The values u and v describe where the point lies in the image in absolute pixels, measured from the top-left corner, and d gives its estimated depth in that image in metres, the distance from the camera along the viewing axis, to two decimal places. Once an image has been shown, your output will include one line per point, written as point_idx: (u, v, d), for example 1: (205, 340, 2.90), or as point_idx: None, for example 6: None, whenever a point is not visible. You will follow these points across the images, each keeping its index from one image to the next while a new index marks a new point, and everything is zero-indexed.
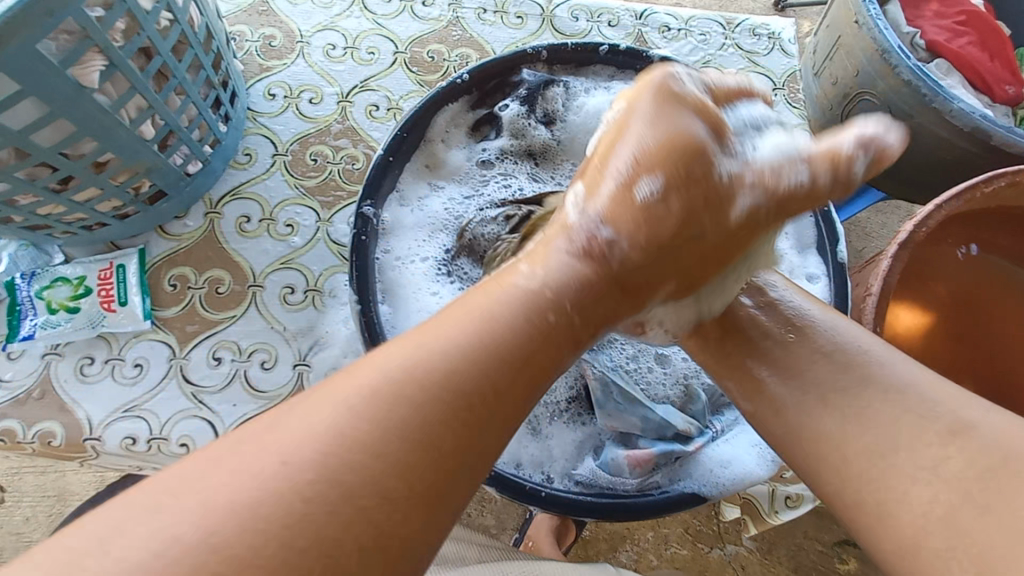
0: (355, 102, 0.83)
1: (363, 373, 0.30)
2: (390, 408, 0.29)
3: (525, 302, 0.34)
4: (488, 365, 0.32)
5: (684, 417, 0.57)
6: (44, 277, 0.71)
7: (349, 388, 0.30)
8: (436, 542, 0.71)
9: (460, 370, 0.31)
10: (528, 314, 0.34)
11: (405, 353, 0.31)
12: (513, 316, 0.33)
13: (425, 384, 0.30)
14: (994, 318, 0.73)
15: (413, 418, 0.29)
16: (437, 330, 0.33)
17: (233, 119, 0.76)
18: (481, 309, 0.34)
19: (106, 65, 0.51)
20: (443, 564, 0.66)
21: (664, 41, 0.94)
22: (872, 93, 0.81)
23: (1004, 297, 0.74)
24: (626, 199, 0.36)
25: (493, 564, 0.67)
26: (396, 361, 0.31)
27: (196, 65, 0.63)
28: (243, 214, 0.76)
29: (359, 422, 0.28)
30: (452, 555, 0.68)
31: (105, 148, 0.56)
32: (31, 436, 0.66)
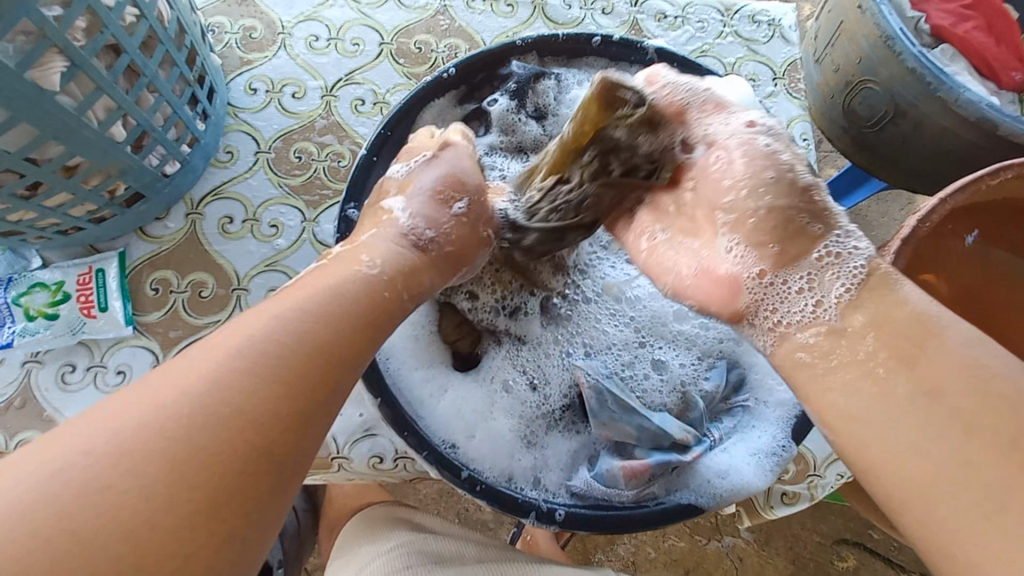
0: (340, 96, 0.80)
1: (201, 363, 0.34)
2: (259, 368, 0.35)
3: (363, 279, 0.42)
4: (331, 331, 0.38)
5: (681, 426, 0.55)
6: (21, 282, 0.69)
7: (226, 352, 0.35)
8: (433, 539, 0.70)
9: (309, 326, 0.38)
10: (369, 290, 0.42)
11: (269, 322, 0.37)
12: (350, 295, 0.41)
13: (263, 361, 0.35)
14: (992, 307, 0.72)
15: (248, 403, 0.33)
16: (290, 296, 0.39)
17: (212, 116, 0.73)
18: (318, 285, 0.41)
19: (68, 66, 0.48)
20: (440, 562, 0.65)
21: (660, 30, 0.91)
22: (873, 81, 0.78)
23: (995, 289, 0.73)
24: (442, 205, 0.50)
25: (492, 565, 0.66)
26: (259, 328, 0.36)
27: (169, 62, 0.61)
28: (226, 214, 0.74)
29: (204, 407, 0.32)
30: (451, 552, 0.68)
31: (73, 151, 0.54)
32: (14, 445, 0.65)
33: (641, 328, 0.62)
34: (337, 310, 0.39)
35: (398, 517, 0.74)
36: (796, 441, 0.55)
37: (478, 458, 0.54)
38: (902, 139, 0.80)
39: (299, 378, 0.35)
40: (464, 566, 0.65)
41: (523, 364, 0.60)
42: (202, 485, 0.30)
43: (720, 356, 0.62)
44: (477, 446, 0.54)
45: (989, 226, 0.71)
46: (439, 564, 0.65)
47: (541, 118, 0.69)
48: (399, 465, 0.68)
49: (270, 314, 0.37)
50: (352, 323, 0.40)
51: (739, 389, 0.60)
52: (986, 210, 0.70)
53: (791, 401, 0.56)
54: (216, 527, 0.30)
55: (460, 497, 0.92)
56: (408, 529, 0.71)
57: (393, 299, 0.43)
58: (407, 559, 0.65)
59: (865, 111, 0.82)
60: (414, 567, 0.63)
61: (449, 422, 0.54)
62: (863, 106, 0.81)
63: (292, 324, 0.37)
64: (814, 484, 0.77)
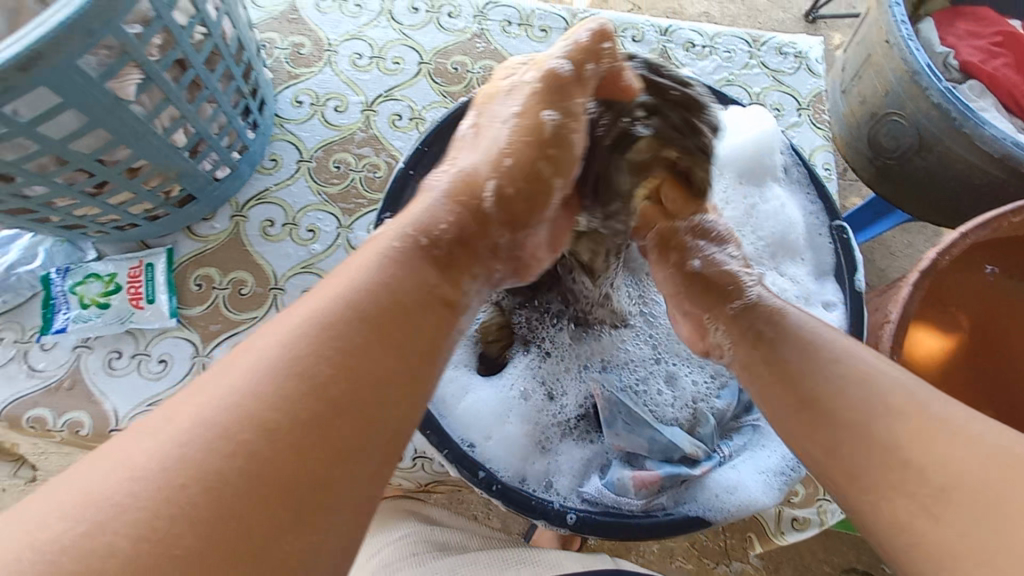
0: (379, 111, 0.85)
1: (252, 350, 0.34)
2: (325, 337, 0.35)
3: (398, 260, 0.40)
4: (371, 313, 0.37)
5: (691, 440, 0.57)
6: (77, 272, 0.74)
7: (285, 328, 0.35)
8: (442, 531, 0.72)
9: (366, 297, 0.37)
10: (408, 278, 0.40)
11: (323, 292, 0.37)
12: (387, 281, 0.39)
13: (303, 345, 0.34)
14: (1014, 348, 0.72)
15: (289, 386, 0.33)
16: (341, 278, 0.39)
17: (261, 126, 0.78)
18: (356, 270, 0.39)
19: (142, 78, 0.53)
20: (445, 551, 0.67)
21: (688, 58, 0.94)
22: (899, 114, 0.80)
23: (1011, 318, 0.73)
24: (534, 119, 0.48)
25: (494, 550, 0.68)
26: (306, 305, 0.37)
27: (227, 76, 0.66)
28: (267, 218, 0.78)
29: (248, 393, 0.32)
30: (455, 543, 0.70)
31: (138, 155, 0.58)
32: (61, 424, 0.70)
33: (659, 346, 0.65)
34: (378, 301, 0.38)
35: (408, 510, 0.76)
36: (805, 463, 0.56)
37: (495, 459, 0.56)
38: (927, 173, 0.81)
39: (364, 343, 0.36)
40: (466, 552, 0.67)
41: (542, 375, 0.63)
42: (253, 465, 0.30)
43: (732, 376, 0.63)
44: (493, 446, 0.57)
45: (1008, 257, 0.71)
46: (444, 552, 0.67)
47: None
48: (418, 464, 0.70)
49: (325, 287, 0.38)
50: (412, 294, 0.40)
51: (750, 409, 0.62)
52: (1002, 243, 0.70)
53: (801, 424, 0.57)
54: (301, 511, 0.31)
55: (469, 504, 0.94)
56: (417, 520, 0.73)
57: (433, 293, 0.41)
58: (415, 547, 0.67)
59: (891, 142, 0.83)
60: (421, 554, 0.66)
61: (469, 422, 0.57)
62: (888, 138, 0.83)
63: (333, 306, 0.36)
64: (824, 510, 0.77)
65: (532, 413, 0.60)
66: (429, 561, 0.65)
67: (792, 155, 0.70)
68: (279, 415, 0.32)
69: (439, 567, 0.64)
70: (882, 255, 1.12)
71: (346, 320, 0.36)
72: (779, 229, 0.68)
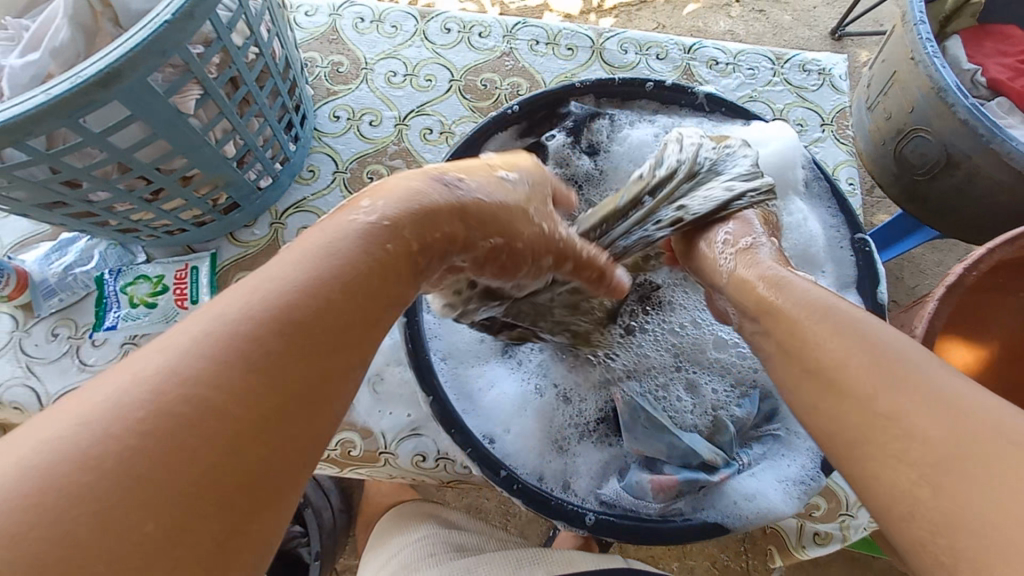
0: (411, 125, 0.89)
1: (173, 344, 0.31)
2: (282, 319, 0.33)
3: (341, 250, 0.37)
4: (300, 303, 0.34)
5: (710, 447, 0.58)
6: (128, 274, 0.79)
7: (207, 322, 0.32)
8: (461, 533, 0.74)
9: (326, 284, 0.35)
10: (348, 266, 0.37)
11: (252, 288, 0.34)
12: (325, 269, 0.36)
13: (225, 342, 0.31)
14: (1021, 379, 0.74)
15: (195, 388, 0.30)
16: (282, 264, 0.36)
17: (301, 139, 0.82)
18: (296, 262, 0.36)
19: (201, 94, 0.58)
20: (462, 552, 0.69)
21: (711, 75, 0.96)
22: (926, 130, 0.80)
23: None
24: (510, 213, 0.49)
25: (511, 550, 0.69)
26: (271, 276, 0.35)
27: (274, 92, 0.70)
28: (304, 225, 0.83)
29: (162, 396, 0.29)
30: (472, 544, 0.71)
31: (192, 164, 0.63)
32: None
33: (681, 354, 0.66)
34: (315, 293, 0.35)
35: (429, 513, 0.78)
36: (824, 473, 0.56)
37: (514, 458, 0.58)
38: (955, 189, 0.81)
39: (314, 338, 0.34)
40: (481, 552, 0.69)
41: (558, 380, 0.64)
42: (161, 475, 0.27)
43: (753, 386, 0.64)
44: (512, 442, 0.58)
45: None
46: (461, 551, 0.69)
47: (593, 154, 0.75)
48: (440, 465, 0.72)
49: (296, 256, 0.37)
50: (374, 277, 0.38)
51: (770, 418, 0.62)
52: None
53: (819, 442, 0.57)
54: (227, 544, 0.29)
55: (488, 513, 0.96)
56: (436, 522, 0.75)
57: (377, 289, 0.38)
58: (432, 548, 0.69)
59: (917, 158, 0.83)
60: (438, 555, 0.68)
61: (489, 419, 0.59)
62: (914, 154, 0.83)
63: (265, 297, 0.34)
64: (846, 527, 0.77)
65: (551, 414, 0.62)
66: (447, 561, 0.67)
67: (814, 169, 0.71)
68: (214, 410, 0.29)
69: (455, 566, 0.65)
70: (908, 272, 1.11)
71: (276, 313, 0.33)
72: (803, 243, 0.68)
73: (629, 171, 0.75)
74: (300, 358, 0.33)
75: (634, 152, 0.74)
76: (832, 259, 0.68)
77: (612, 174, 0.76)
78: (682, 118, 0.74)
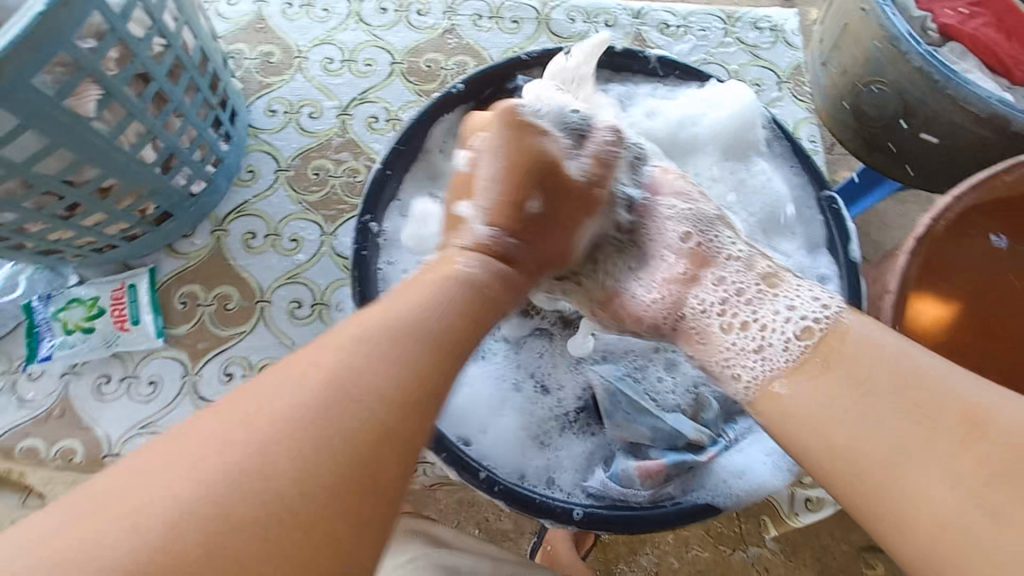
0: (355, 114, 0.84)
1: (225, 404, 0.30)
2: (412, 348, 0.35)
3: (462, 276, 0.41)
4: (425, 330, 0.36)
5: (695, 426, 0.56)
6: (59, 299, 0.72)
7: (325, 355, 0.33)
8: (453, 550, 0.63)
9: (443, 327, 0.37)
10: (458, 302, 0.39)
11: (359, 327, 0.35)
12: (431, 306, 0.38)
13: (357, 391, 0.31)
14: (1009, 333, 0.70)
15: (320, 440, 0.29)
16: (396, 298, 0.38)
17: (235, 137, 0.77)
18: (421, 291, 0.39)
19: (103, 94, 0.53)
20: None
21: (663, 40, 0.93)
22: (880, 81, 0.78)
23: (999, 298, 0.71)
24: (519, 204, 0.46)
25: None
26: (371, 320, 0.36)
27: (194, 87, 0.65)
28: (249, 230, 0.77)
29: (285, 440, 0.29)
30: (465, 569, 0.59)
31: (106, 173, 0.58)
32: (52, 454, 0.68)
33: None
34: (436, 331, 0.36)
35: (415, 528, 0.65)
36: None
37: (493, 457, 0.55)
38: (913, 138, 0.79)
39: (431, 371, 0.34)
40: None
41: (542, 376, 0.60)
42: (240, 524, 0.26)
43: None
44: (488, 443, 0.56)
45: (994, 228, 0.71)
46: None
47: None
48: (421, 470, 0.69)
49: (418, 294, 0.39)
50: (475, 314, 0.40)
51: None
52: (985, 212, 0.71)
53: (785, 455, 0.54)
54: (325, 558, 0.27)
55: (480, 507, 0.87)
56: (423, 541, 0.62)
57: (491, 300, 0.42)
58: None
59: (873, 110, 0.81)
60: None
61: (464, 420, 0.56)
62: (871, 106, 0.81)
63: (371, 333, 0.34)
64: None
65: (531, 409, 0.59)
66: None
67: (773, 127, 0.69)
68: (363, 430, 0.30)
69: None
70: (874, 226, 1.11)
71: (398, 347, 0.34)
72: (768, 202, 0.66)
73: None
74: (415, 384, 0.34)
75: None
76: (797, 219, 0.65)
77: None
78: (638, 85, 0.70)
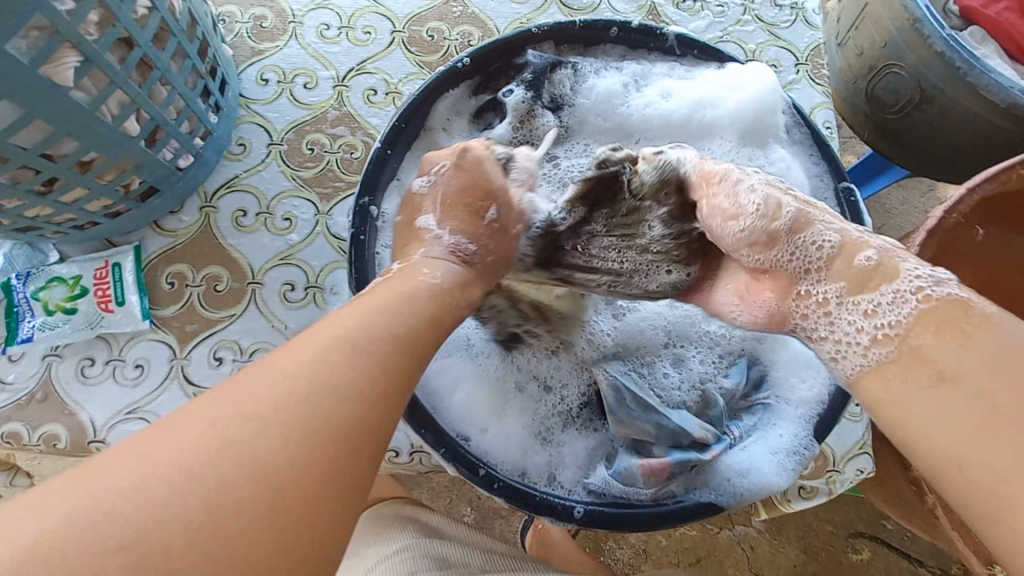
0: (352, 86, 0.79)
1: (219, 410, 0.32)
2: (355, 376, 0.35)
3: (414, 299, 0.42)
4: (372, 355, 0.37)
5: (701, 424, 0.53)
6: (39, 277, 0.69)
7: (290, 365, 0.34)
8: (444, 541, 0.60)
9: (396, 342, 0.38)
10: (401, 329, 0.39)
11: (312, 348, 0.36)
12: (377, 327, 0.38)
13: (289, 400, 0.33)
14: None
15: (260, 442, 0.31)
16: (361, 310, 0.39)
17: (224, 108, 0.72)
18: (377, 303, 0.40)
19: (81, 61, 0.48)
20: (448, 571, 0.55)
21: (679, 15, 0.88)
22: (900, 65, 0.75)
23: (999, 290, 0.71)
24: (476, 214, 0.50)
25: None
26: (343, 322, 0.38)
27: (181, 54, 0.60)
28: (240, 207, 0.74)
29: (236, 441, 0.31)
30: (459, 560, 0.58)
31: (87, 147, 0.54)
32: (36, 438, 0.66)
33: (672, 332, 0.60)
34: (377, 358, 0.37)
35: (407, 515, 0.64)
36: (819, 441, 0.54)
37: (494, 453, 0.53)
38: (928, 127, 0.76)
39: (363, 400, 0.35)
40: None
41: (546, 373, 0.58)
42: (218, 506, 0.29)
43: (741, 354, 0.60)
44: (489, 442, 0.54)
45: (1005, 219, 0.69)
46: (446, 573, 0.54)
47: (557, 109, 0.66)
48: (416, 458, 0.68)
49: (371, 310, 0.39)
50: (438, 317, 0.42)
51: (760, 386, 0.58)
52: (1001, 205, 0.68)
53: (819, 404, 0.54)
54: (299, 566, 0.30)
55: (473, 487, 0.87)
56: (415, 530, 0.61)
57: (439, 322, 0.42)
58: (413, 564, 0.55)
59: (890, 97, 0.78)
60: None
61: (464, 416, 0.54)
62: (888, 92, 0.78)
63: (324, 348, 0.36)
64: (832, 482, 0.76)
65: (534, 406, 0.57)
66: None
67: (794, 113, 0.66)
68: (294, 439, 0.32)
69: None
70: (880, 215, 1.09)
71: (334, 370, 0.35)
72: (785, 192, 0.63)
73: (597, 127, 0.68)
74: (383, 378, 0.36)
75: (602, 104, 0.67)
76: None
77: (584, 128, 0.68)
78: (653, 63, 0.67)
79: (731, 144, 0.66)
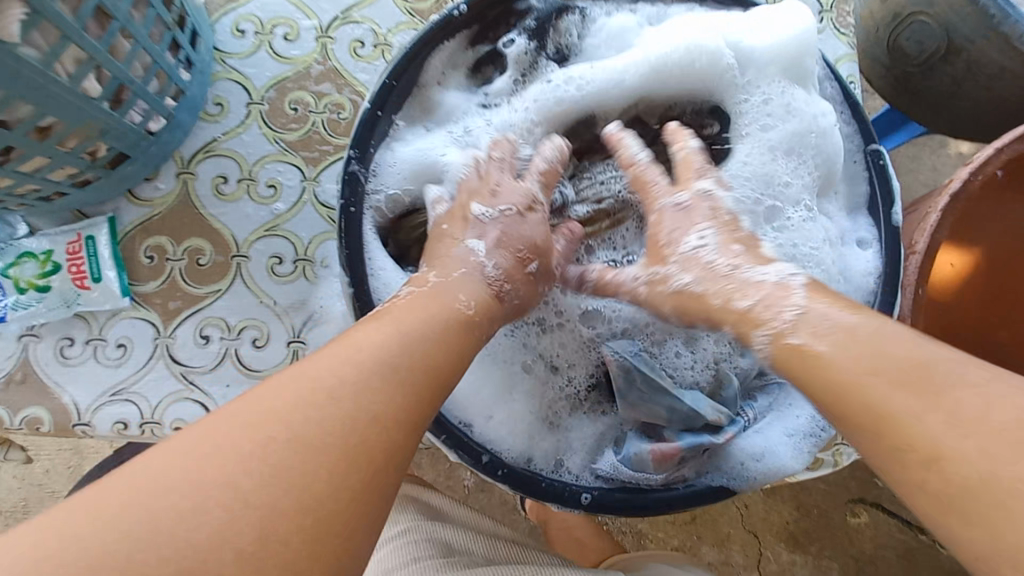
0: (337, 38, 0.72)
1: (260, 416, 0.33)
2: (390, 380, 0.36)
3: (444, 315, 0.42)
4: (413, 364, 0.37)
5: (713, 404, 0.50)
6: (8, 251, 0.64)
7: (329, 368, 0.35)
8: (447, 525, 0.59)
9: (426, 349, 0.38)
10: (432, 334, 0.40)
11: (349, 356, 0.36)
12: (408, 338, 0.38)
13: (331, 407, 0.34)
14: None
15: (296, 450, 0.32)
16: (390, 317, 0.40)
17: (197, 64, 0.66)
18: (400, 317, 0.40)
19: (28, 13, 0.42)
20: (452, 558, 0.54)
21: None
22: (926, 12, 0.66)
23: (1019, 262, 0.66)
24: (520, 262, 0.47)
25: (508, 564, 0.54)
26: (373, 338, 0.38)
27: (143, 2, 0.53)
28: (220, 173, 0.68)
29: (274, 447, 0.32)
30: (463, 545, 0.56)
31: (44, 111, 0.48)
32: (18, 422, 0.63)
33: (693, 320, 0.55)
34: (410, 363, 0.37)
35: (408, 496, 0.62)
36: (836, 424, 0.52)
37: (498, 440, 0.51)
38: (953, 82, 0.69)
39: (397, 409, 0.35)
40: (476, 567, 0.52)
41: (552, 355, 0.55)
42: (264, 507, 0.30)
43: None
44: (494, 428, 0.52)
45: None
46: (451, 560, 0.53)
47: (563, 62, 0.61)
48: None
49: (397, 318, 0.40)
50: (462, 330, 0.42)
51: None
52: None
53: None
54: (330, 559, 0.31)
55: None
56: (418, 511, 0.59)
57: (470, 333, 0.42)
58: (416, 550, 0.54)
59: (913, 49, 0.70)
60: (423, 563, 0.52)
61: (467, 401, 0.51)
62: (911, 44, 0.70)
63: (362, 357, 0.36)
64: (840, 453, 0.75)
65: (540, 389, 0.54)
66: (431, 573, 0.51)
67: (826, 66, 0.59)
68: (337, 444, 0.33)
69: None
70: None
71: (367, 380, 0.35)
72: (816, 153, 0.57)
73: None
74: (408, 390, 0.36)
75: (615, 42, 0.60)
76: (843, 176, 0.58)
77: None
78: (669, 5, 0.60)
79: (780, 83, 0.57)
